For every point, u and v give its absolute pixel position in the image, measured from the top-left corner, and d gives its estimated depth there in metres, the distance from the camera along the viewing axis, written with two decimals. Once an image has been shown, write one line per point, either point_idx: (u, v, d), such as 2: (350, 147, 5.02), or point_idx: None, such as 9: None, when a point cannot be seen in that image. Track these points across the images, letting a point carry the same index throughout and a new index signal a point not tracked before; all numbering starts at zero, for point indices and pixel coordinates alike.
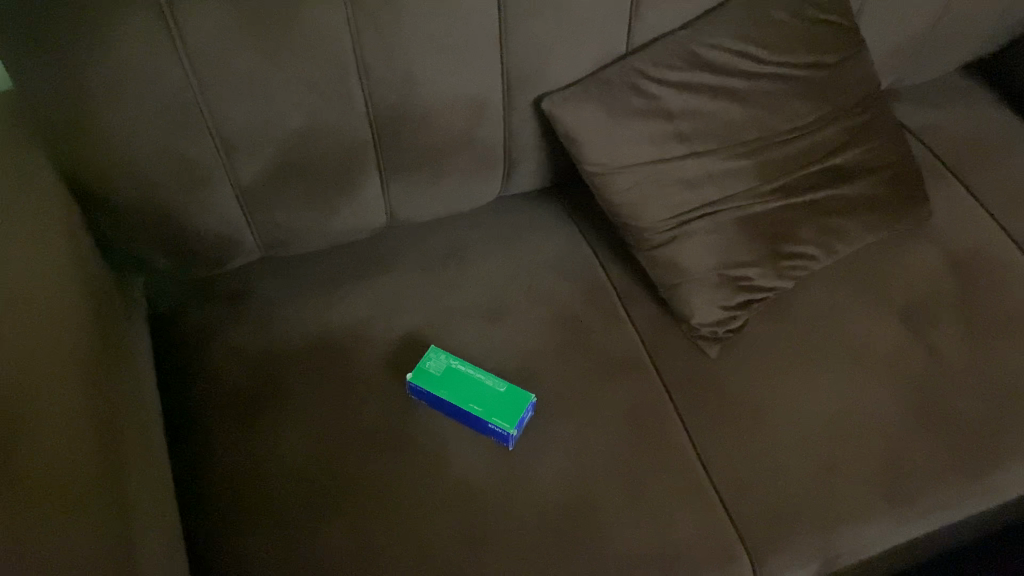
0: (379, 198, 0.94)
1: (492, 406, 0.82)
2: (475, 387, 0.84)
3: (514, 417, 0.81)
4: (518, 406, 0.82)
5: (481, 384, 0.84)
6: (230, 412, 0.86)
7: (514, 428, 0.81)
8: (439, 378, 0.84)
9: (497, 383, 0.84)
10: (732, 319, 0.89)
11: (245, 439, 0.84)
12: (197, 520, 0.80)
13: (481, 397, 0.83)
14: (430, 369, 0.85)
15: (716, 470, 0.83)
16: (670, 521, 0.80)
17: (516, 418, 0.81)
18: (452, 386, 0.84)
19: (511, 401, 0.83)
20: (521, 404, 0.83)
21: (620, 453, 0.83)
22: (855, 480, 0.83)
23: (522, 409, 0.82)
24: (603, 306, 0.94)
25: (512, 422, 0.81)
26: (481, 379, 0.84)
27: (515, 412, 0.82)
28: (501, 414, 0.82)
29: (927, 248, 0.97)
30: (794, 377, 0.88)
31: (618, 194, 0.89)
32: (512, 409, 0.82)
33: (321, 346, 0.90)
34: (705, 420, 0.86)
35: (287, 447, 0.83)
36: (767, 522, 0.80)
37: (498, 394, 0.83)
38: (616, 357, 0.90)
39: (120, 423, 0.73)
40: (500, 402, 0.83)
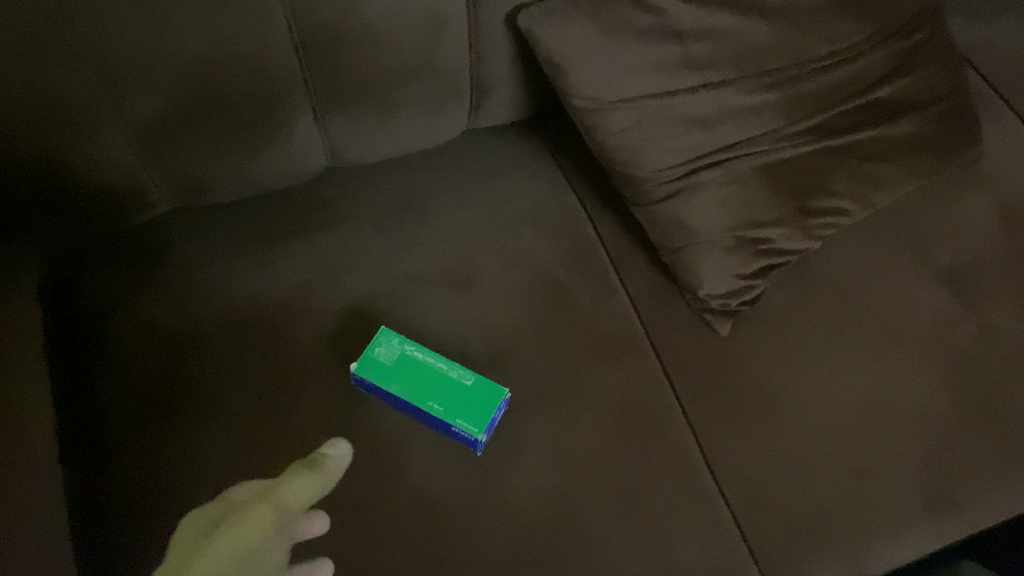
0: (314, 136, 0.76)
1: (454, 406, 0.67)
2: (435, 380, 0.68)
3: (482, 419, 0.67)
4: (487, 404, 0.67)
5: (441, 375, 0.69)
6: (141, 404, 0.70)
7: (481, 432, 0.66)
8: (389, 369, 0.69)
9: (461, 373, 0.69)
10: (745, 289, 0.74)
11: (158, 440, 0.69)
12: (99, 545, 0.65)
13: (441, 393, 0.68)
14: (378, 358, 0.69)
15: (727, 475, 0.69)
16: (673, 540, 0.66)
17: (485, 420, 0.67)
18: (406, 380, 0.68)
19: (478, 398, 0.68)
20: (491, 401, 0.68)
21: (613, 456, 0.69)
22: (889, 484, 0.69)
23: (492, 409, 0.67)
24: (590, 270, 0.78)
25: (480, 427, 0.66)
26: (442, 369, 0.69)
27: (484, 412, 0.67)
28: (467, 415, 0.67)
29: (974, 196, 0.81)
30: (820, 358, 0.73)
31: (611, 135, 0.72)
32: (480, 409, 0.67)
33: (253, 321, 0.74)
34: (713, 412, 0.71)
35: (213, 450, 0.68)
36: (788, 539, 0.67)
37: (463, 388, 0.68)
38: (605, 334, 0.75)
39: None
40: (465, 399, 0.68)
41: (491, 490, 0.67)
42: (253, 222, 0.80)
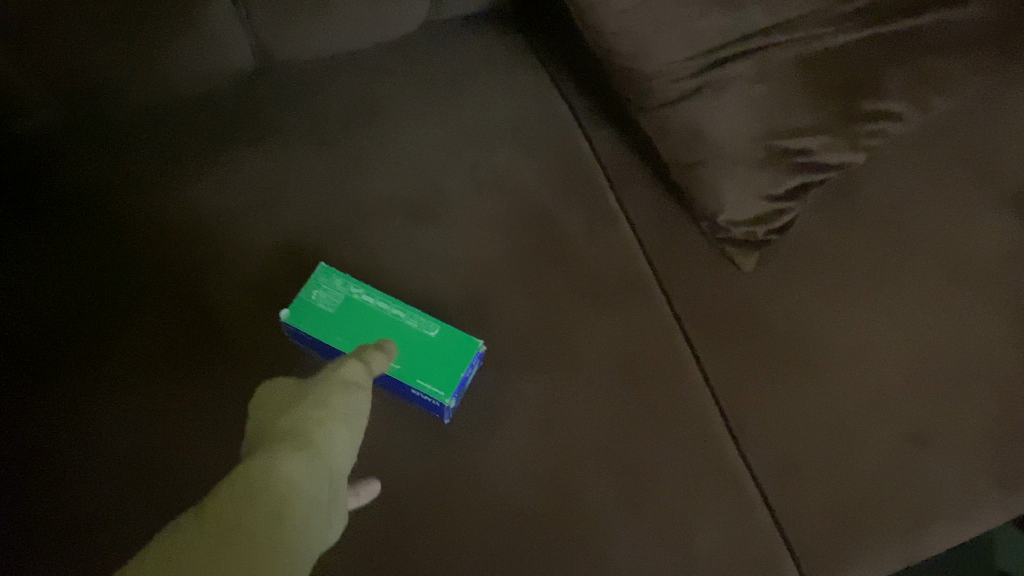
0: (234, 24, 0.60)
1: (415, 364, 0.54)
2: (390, 331, 0.55)
3: (451, 381, 0.53)
4: (456, 362, 0.54)
5: (397, 324, 0.55)
6: (28, 355, 0.56)
7: (450, 394, 0.53)
8: (332, 318, 0.55)
9: (422, 322, 0.55)
10: (775, 214, 0.60)
11: (50, 412, 0.54)
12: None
13: (398, 348, 0.54)
14: (317, 303, 0.55)
15: (752, 443, 0.56)
16: (687, 524, 0.53)
17: (455, 382, 0.53)
18: (353, 332, 0.55)
19: (446, 353, 0.54)
20: (463, 357, 0.54)
21: (613, 422, 0.56)
22: (954, 453, 0.56)
23: (463, 367, 0.54)
24: (584, 193, 0.64)
25: (448, 390, 0.53)
26: (398, 317, 0.55)
27: (453, 372, 0.54)
28: (431, 375, 0.53)
29: None
30: (866, 298, 0.60)
31: (610, 20, 0.56)
32: (448, 367, 0.54)
33: (166, 258, 0.59)
34: (736, 365, 0.58)
35: (116, 414, 0.54)
36: (828, 523, 0.54)
37: (426, 341, 0.55)
38: (603, 271, 0.61)
39: None
40: (429, 356, 0.54)
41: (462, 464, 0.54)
42: (166, 137, 0.63)
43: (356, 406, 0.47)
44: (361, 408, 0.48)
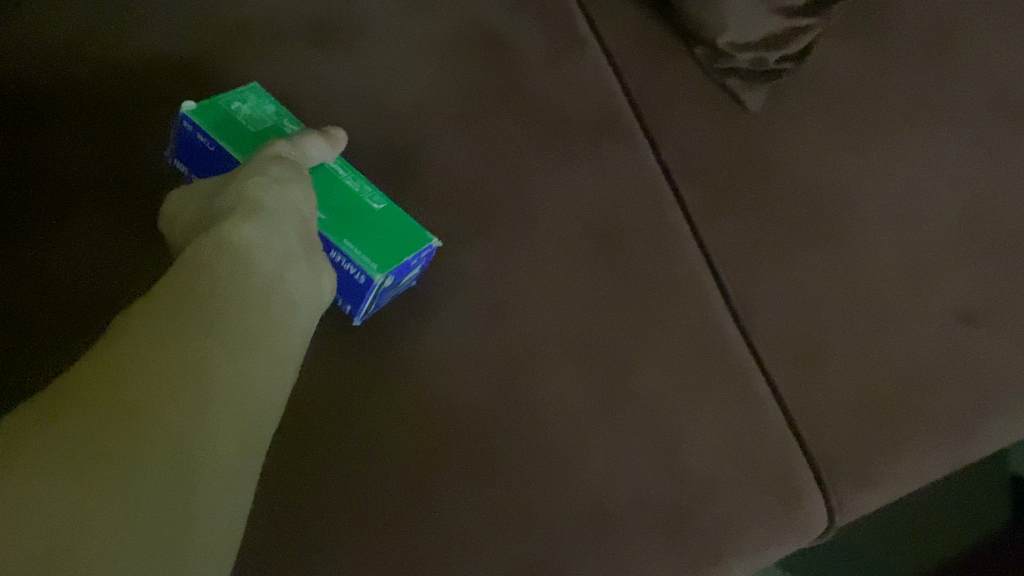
0: None
1: (347, 224, 0.39)
2: (322, 181, 0.40)
3: (390, 257, 0.38)
4: (403, 241, 0.39)
5: (334, 184, 0.41)
6: None
7: (383, 270, 0.38)
8: (244, 140, 0.40)
9: (366, 191, 0.41)
10: (788, 36, 0.46)
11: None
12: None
13: (326, 202, 0.40)
14: (229, 117, 0.41)
15: (757, 320, 0.44)
16: (678, 423, 0.41)
17: (395, 260, 0.39)
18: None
19: (390, 230, 0.40)
20: (410, 240, 0.40)
21: (581, 298, 0.43)
22: (1005, 331, 0.45)
23: (408, 250, 0.39)
24: (539, 13, 0.50)
25: (381, 264, 0.38)
26: (336, 174, 0.41)
27: (394, 249, 0.39)
28: (362, 242, 0.39)
29: None
30: (893, 148, 0.48)
31: None
32: (388, 244, 0.39)
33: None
34: (736, 229, 0.45)
35: None
36: (853, 417, 0.42)
37: (365, 211, 0.40)
38: (566, 110, 0.47)
39: None
40: (365, 225, 0.40)
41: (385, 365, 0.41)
42: None
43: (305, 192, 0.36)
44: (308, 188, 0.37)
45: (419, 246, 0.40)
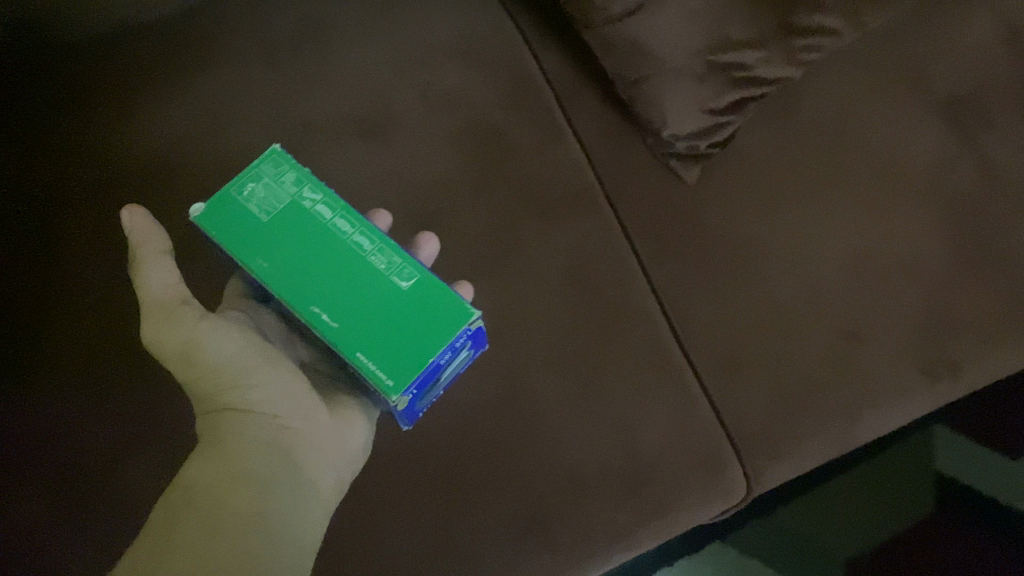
0: None
1: (368, 333, 0.45)
2: (345, 269, 0.47)
3: (405, 372, 0.44)
4: (424, 338, 0.45)
5: (367, 275, 0.47)
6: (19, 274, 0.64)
7: (401, 387, 0.44)
8: (262, 229, 0.48)
9: (393, 267, 0.47)
10: (717, 127, 0.62)
11: (14, 358, 0.61)
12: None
13: (349, 306, 0.46)
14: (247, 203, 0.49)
15: (692, 340, 0.59)
16: (631, 415, 0.57)
17: (410, 374, 0.44)
18: (284, 246, 0.47)
19: (414, 319, 0.45)
20: (436, 327, 0.45)
21: (562, 325, 0.59)
22: (884, 343, 0.60)
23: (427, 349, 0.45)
24: (531, 108, 0.66)
25: (397, 379, 0.44)
26: (362, 252, 0.47)
27: (411, 360, 0.44)
28: (378, 352, 0.45)
29: (986, 10, 0.71)
30: (802, 207, 0.63)
31: None
32: (404, 350, 0.45)
33: (119, 210, 0.64)
34: (679, 271, 0.61)
35: (98, 324, 0.61)
36: (764, 414, 0.58)
37: (394, 295, 0.46)
38: (551, 182, 0.63)
39: None
40: (395, 316, 0.46)
41: None
42: (127, 76, 0.69)
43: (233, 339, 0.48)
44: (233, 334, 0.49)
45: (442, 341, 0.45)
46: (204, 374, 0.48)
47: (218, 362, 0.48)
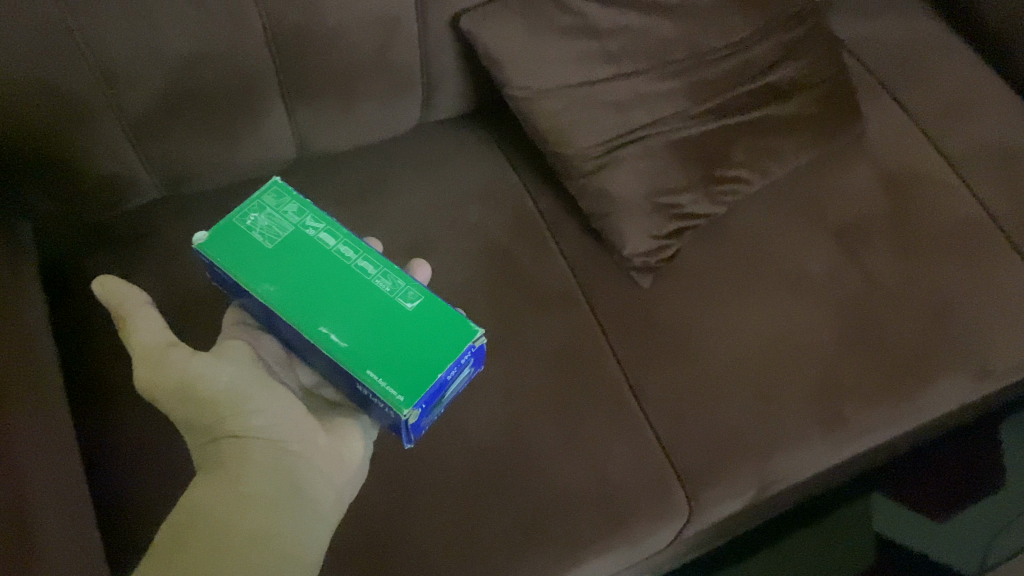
0: (286, 125, 0.86)
1: (379, 354, 0.61)
2: (353, 293, 0.63)
3: (411, 392, 0.60)
4: (422, 357, 0.61)
5: (377, 302, 0.63)
6: None
7: (410, 406, 0.59)
8: (267, 250, 0.64)
9: (399, 292, 0.64)
10: (664, 248, 0.86)
11: (143, 422, 0.79)
12: (90, 478, 0.76)
13: (361, 328, 0.62)
14: (258, 234, 0.65)
15: (648, 401, 0.82)
16: (604, 455, 0.78)
17: (417, 393, 0.60)
18: (294, 273, 0.63)
19: (418, 335, 0.62)
20: (439, 343, 0.62)
21: (554, 390, 0.81)
22: (789, 403, 0.82)
23: (430, 366, 0.61)
24: (531, 236, 0.90)
25: (405, 396, 0.59)
26: (369, 275, 0.64)
27: (417, 380, 0.60)
28: (387, 373, 0.60)
29: (865, 162, 0.97)
30: (729, 306, 0.86)
31: (544, 119, 0.84)
32: (410, 371, 0.60)
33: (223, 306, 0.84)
34: (638, 351, 0.84)
35: None
36: (701, 455, 0.80)
37: (400, 314, 0.63)
38: (545, 288, 0.87)
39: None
40: (401, 333, 0.62)
41: (452, 425, 0.78)
42: (231, 208, 0.90)
43: (223, 371, 0.60)
44: (222, 365, 0.61)
45: (446, 359, 0.62)
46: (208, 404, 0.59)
47: (209, 395, 0.59)
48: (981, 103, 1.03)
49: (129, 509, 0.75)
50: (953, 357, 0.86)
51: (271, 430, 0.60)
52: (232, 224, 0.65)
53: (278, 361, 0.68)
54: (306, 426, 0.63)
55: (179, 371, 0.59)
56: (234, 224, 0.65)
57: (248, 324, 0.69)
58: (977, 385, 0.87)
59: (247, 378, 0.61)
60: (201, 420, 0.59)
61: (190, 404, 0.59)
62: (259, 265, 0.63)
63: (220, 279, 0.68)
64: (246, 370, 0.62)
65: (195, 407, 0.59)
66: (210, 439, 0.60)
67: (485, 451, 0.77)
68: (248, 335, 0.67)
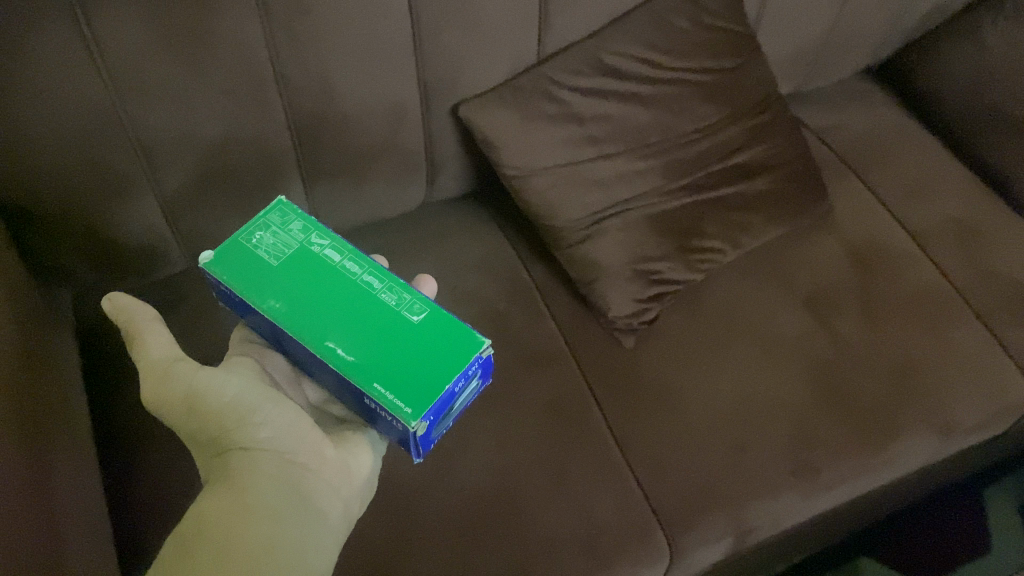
0: (304, 203, 0.96)
1: (386, 367, 0.68)
2: (361, 304, 0.72)
3: (418, 404, 0.66)
4: (428, 366, 0.69)
5: (385, 315, 0.71)
6: None
7: (419, 418, 0.65)
8: (274, 266, 0.73)
9: (406, 305, 0.72)
10: (645, 310, 0.95)
11: (162, 469, 0.85)
12: (112, 522, 0.82)
13: (370, 340, 0.69)
14: (266, 254, 0.73)
15: (632, 452, 0.88)
16: (590, 502, 0.84)
17: (423, 405, 0.66)
18: (301, 290, 0.72)
19: (425, 345, 0.70)
20: (444, 354, 0.70)
21: (544, 441, 0.87)
22: (764, 454, 0.88)
23: (435, 378, 0.68)
24: (524, 302, 0.99)
25: (413, 408, 0.66)
26: (375, 288, 0.73)
27: (422, 394, 0.67)
28: (393, 387, 0.67)
29: (832, 237, 1.05)
30: (706, 364, 0.94)
31: (535, 196, 0.93)
32: (415, 385, 0.67)
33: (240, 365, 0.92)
34: (622, 407, 0.91)
35: None
36: (681, 502, 0.85)
37: (405, 326, 0.71)
38: (536, 350, 0.94)
39: (40, 446, 0.71)
40: (408, 342, 0.70)
41: (449, 472, 0.84)
42: None
43: (229, 387, 0.67)
44: (229, 381, 0.68)
45: (451, 370, 0.69)
46: (215, 414, 0.66)
47: (216, 405, 0.66)
48: (940, 185, 1.12)
49: (148, 548, 0.80)
50: (918, 411, 0.92)
51: (276, 441, 0.66)
52: (241, 246, 0.74)
53: (283, 377, 0.79)
54: (312, 440, 0.69)
55: (188, 385, 0.67)
56: (243, 245, 0.74)
57: (257, 343, 0.79)
58: (944, 442, 0.92)
59: (252, 393, 0.68)
60: (208, 432, 0.65)
61: (198, 415, 0.66)
62: (268, 276, 0.72)
63: (228, 300, 0.76)
64: (251, 387, 0.69)
65: (201, 417, 0.66)
66: (213, 451, 0.66)
67: (480, 495, 0.83)
68: (257, 352, 0.78)
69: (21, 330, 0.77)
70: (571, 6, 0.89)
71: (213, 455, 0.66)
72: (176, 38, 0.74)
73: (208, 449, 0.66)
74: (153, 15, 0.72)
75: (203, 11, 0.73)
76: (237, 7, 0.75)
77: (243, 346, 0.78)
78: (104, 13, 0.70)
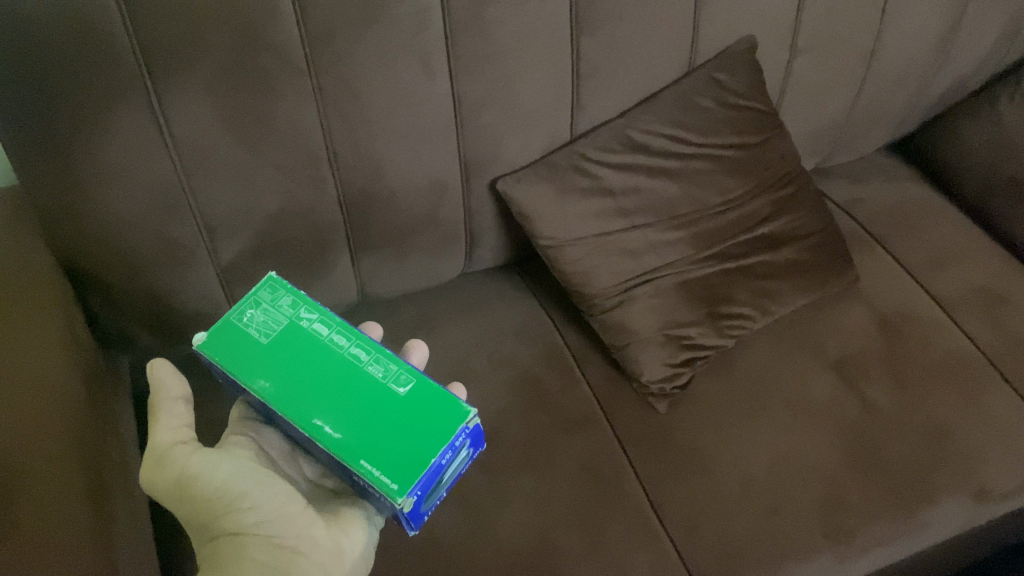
0: (351, 274, 1.02)
1: (373, 445, 0.68)
2: (349, 378, 0.72)
3: (405, 481, 0.66)
4: (416, 440, 0.69)
5: (372, 387, 0.72)
6: None
7: (406, 496, 0.65)
8: (263, 343, 0.73)
9: (393, 377, 0.72)
10: (678, 374, 0.98)
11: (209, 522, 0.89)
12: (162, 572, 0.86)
13: (357, 416, 0.70)
14: (256, 331, 0.74)
15: (665, 514, 0.89)
16: (624, 561, 0.85)
17: (409, 482, 0.66)
18: (290, 369, 0.72)
19: (412, 418, 0.70)
20: (430, 426, 0.70)
21: (579, 500, 0.89)
22: (797, 517, 0.89)
23: (421, 452, 0.68)
24: (558, 368, 1.02)
25: (401, 485, 0.66)
26: (362, 360, 0.73)
27: (408, 470, 0.67)
28: (379, 463, 0.67)
29: (860, 305, 1.08)
30: (737, 426, 0.96)
31: (568, 264, 0.98)
32: (401, 460, 0.67)
33: None
34: (656, 469, 0.93)
35: None
36: (715, 563, 0.86)
37: (392, 399, 0.71)
38: (571, 413, 0.97)
39: (106, 495, 0.75)
40: (397, 414, 0.70)
41: (488, 530, 0.87)
42: None
43: (218, 469, 0.67)
44: (220, 463, 0.67)
45: (437, 443, 0.69)
46: (207, 502, 0.65)
47: (204, 491, 0.65)
48: (965, 255, 1.14)
49: None
50: (950, 476, 0.93)
51: (266, 524, 0.65)
52: (231, 323, 0.74)
53: (281, 454, 0.79)
54: (302, 523, 0.67)
55: (178, 469, 0.67)
56: (233, 323, 0.74)
57: (253, 420, 0.79)
58: (978, 506, 0.92)
59: (242, 475, 0.67)
60: (201, 518, 0.65)
61: (187, 501, 0.66)
62: (257, 356, 0.72)
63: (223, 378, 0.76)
64: (242, 467, 0.68)
65: (190, 504, 0.66)
66: (208, 538, 0.65)
67: (517, 554, 0.85)
68: (253, 431, 0.78)
69: (88, 388, 0.82)
70: (601, 89, 0.96)
71: (209, 543, 0.65)
72: (240, 121, 0.81)
73: (204, 536, 0.66)
74: (221, 104, 0.79)
75: (266, 97, 0.80)
76: (296, 93, 0.82)
77: (241, 425, 0.78)
78: (179, 99, 0.77)
